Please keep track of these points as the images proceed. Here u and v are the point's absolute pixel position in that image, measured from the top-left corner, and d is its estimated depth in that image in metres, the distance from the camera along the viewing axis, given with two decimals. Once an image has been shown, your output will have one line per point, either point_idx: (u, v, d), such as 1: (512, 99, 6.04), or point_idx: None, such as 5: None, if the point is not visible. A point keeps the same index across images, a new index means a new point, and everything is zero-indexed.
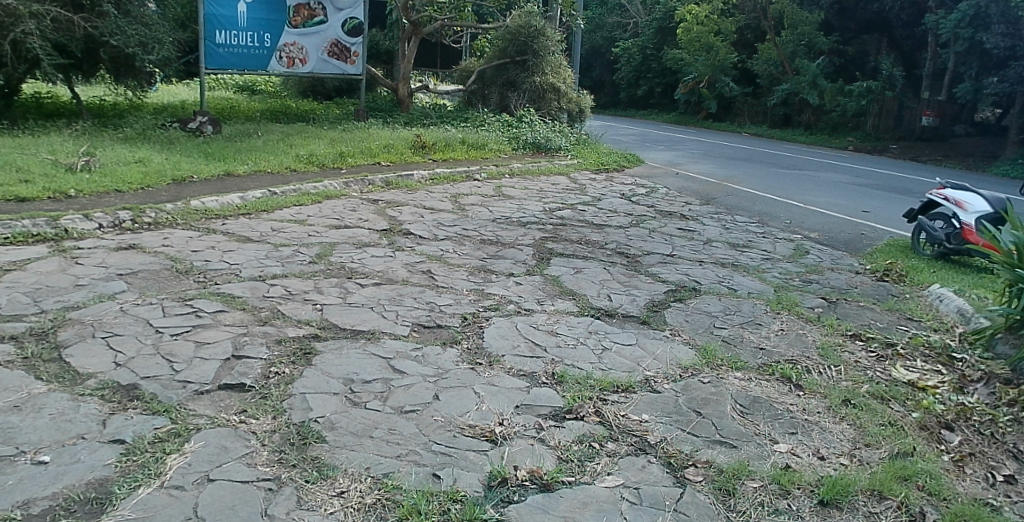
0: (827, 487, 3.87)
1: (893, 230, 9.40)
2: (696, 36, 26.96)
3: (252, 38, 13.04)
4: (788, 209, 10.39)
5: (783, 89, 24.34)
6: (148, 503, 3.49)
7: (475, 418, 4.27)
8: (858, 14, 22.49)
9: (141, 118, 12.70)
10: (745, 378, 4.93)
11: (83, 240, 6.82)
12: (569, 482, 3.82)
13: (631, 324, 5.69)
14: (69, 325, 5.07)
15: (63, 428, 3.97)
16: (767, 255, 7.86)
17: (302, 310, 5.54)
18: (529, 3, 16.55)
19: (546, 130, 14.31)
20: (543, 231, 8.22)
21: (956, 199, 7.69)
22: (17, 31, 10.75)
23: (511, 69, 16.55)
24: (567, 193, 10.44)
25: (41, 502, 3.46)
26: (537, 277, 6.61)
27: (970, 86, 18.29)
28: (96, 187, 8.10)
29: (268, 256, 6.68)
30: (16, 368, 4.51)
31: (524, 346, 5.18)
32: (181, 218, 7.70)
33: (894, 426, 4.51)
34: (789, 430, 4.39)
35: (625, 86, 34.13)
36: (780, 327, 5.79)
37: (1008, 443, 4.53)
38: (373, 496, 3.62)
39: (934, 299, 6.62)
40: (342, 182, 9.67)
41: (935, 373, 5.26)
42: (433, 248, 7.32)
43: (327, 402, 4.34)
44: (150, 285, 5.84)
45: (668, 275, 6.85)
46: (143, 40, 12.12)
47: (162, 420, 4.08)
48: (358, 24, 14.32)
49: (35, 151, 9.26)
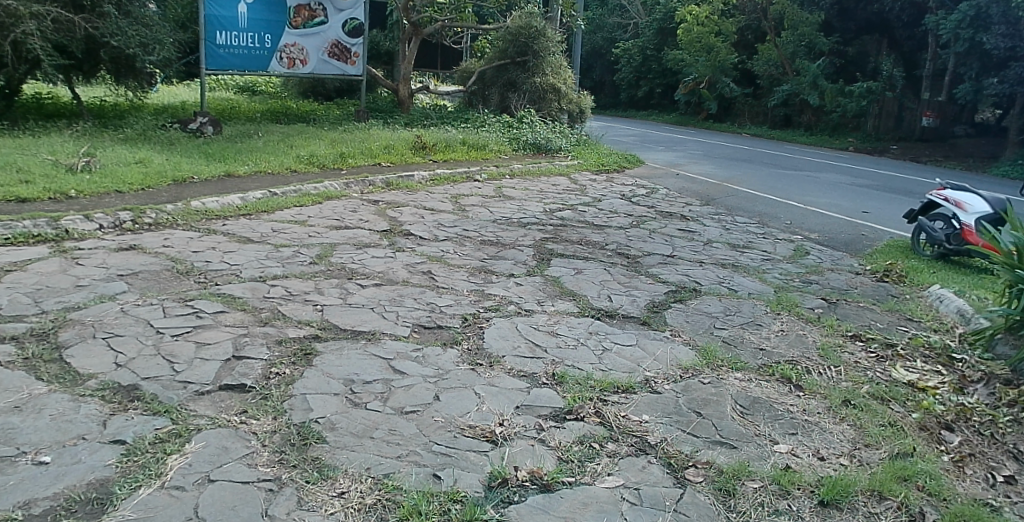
0: (827, 488, 3.87)
1: (893, 230, 9.40)
2: (697, 37, 26.96)
3: (253, 39, 13.05)
4: (789, 210, 10.39)
5: (783, 90, 24.35)
6: (148, 503, 3.49)
7: (476, 419, 4.27)
8: (858, 15, 22.50)
9: (142, 118, 12.72)
10: (745, 379, 4.94)
11: (84, 241, 6.84)
12: (570, 482, 3.82)
13: (631, 325, 5.69)
14: (70, 326, 5.07)
15: (64, 429, 3.98)
16: (767, 255, 7.87)
17: (302, 311, 5.54)
18: (529, 4, 16.55)
19: (547, 131, 14.32)
20: (544, 232, 8.23)
21: (956, 200, 7.70)
22: (17, 31, 10.75)
23: (511, 70, 16.55)
24: (567, 193, 10.45)
25: (42, 503, 3.47)
26: (537, 278, 6.62)
27: (970, 87, 18.30)
28: (97, 188, 8.11)
29: (269, 257, 6.68)
30: (17, 369, 4.51)
31: (524, 346, 5.18)
32: (182, 218, 7.70)
33: (894, 426, 4.52)
34: (789, 430, 4.39)
35: (625, 87, 34.14)
36: (780, 328, 5.79)
37: (1008, 444, 4.53)
38: (374, 497, 3.62)
39: (934, 300, 6.63)
40: (342, 182, 9.69)
41: (935, 374, 5.26)
42: (433, 249, 7.32)
43: (327, 402, 4.34)
44: (150, 286, 5.84)
45: (668, 275, 6.86)
46: (144, 41, 12.12)
47: (163, 421, 4.09)
48: (358, 25, 14.33)
49: (36, 151, 9.27)
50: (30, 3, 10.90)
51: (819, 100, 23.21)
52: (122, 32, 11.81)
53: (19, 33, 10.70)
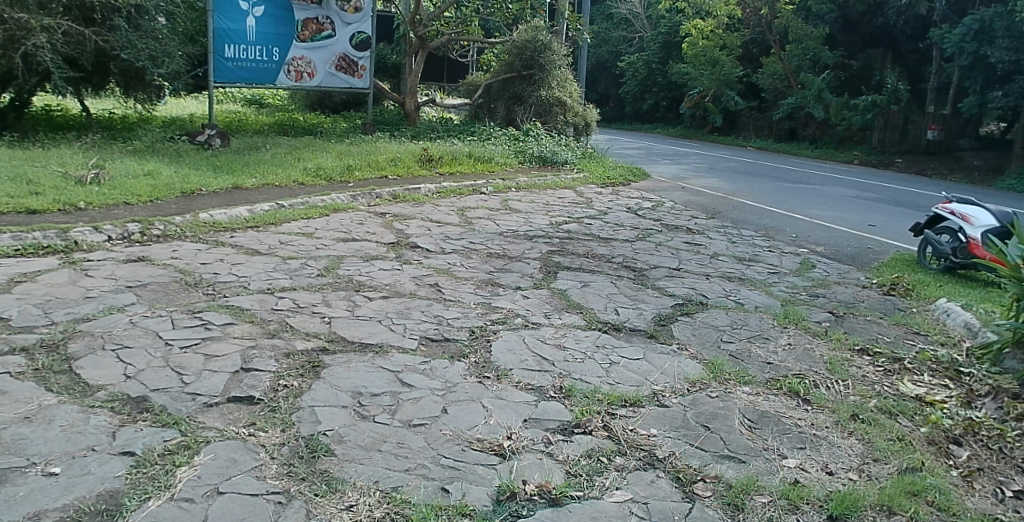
0: (836, 502, 3.88)
1: (899, 244, 9.41)
2: (701, 50, 27.11)
3: (262, 52, 13.07)
4: (795, 223, 10.36)
5: (788, 103, 24.41)
6: (158, 515, 3.51)
7: (484, 432, 4.28)
8: (863, 29, 22.63)
9: (150, 130, 12.78)
10: (753, 393, 4.93)
11: (93, 252, 6.86)
12: (578, 496, 3.82)
13: (638, 338, 5.70)
14: (80, 337, 5.09)
15: (75, 440, 3.99)
16: (773, 269, 7.87)
17: (310, 323, 5.56)
18: (535, 18, 16.65)
19: (553, 145, 14.36)
20: (550, 245, 8.24)
21: (963, 214, 7.71)
22: (29, 44, 10.82)
23: (517, 83, 16.57)
24: (573, 206, 10.48)
25: (52, 514, 3.48)
26: (544, 291, 6.63)
27: (975, 100, 18.27)
28: (106, 199, 8.15)
29: (277, 269, 6.71)
30: (27, 380, 4.53)
31: (532, 360, 5.18)
32: (190, 230, 7.73)
33: (902, 440, 4.51)
34: (798, 445, 4.39)
35: (631, 101, 34.27)
36: (787, 342, 5.79)
37: (1017, 459, 4.49)
38: (382, 510, 3.63)
39: (941, 314, 6.61)
40: (349, 195, 9.71)
41: (942, 388, 5.24)
42: (441, 261, 7.34)
43: (335, 415, 4.35)
44: (160, 298, 5.86)
45: (675, 289, 6.86)
46: (153, 54, 12.18)
47: (172, 433, 4.09)
48: (366, 38, 14.54)
49: (45, 163, 9.30)
50: (41, 15, 10.96)
51: (824, 113, 23.23)
52: (131, 45, 11.89)
53: (30, 45, 10.77)
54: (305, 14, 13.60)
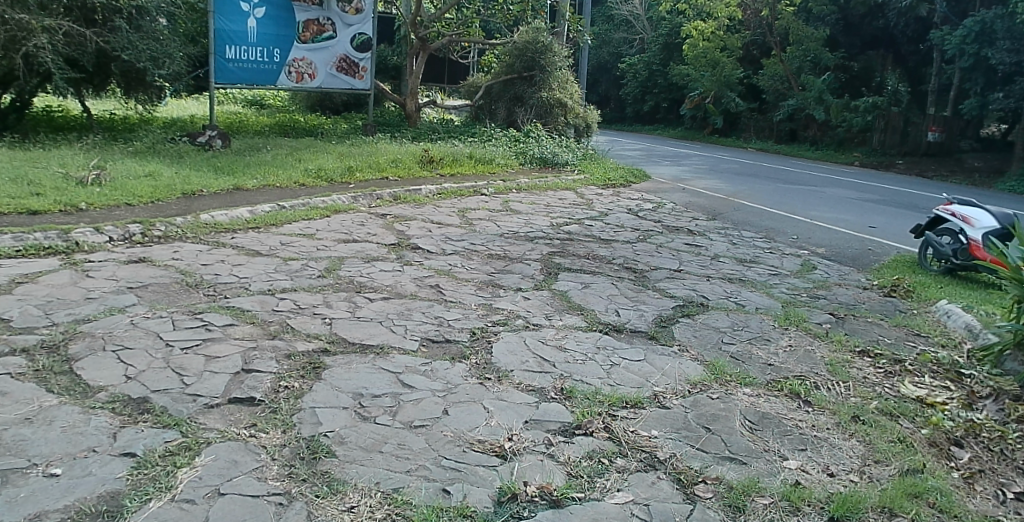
0: (838, 504, 3.87)
1: (900, 245, 9.40)
2: (702, 51, 27.11)
3: (263, 53, 13.07)
4: (796, 224, 10.36)
5: (788, 104, 24.42)
6: (159, 516, 3.51)
7: (485, 433, 4.28)
8: (864, 30, 22.63)
9: (151, 131, 12.79)
10: (754, 394, 4.93)
11: (94, 253, 6.86)
12: (579, 498, 3.81)
13: (639, 339, 5.70)
14: (81, 338, 5.10)
15: (75, 441, 3.99)
16: (774, 270, 7.86)
17: (311, 324, 5.55)
18: (536, 20, 16.64)
19: (554, 146, 14.37)
20: (551, 246, 8.24)
21: (963, 215, 7.71)
22: (29, 45, 10.82)
23: (518, 85, 16.59)
24: (574, 208, 10.47)
25: (53, 515, 3.47)
26: (545, 292, 6.63)
27: (975, 102, 18.27)
28: (107, 200, 8.15)
29: (278, 270, 6.70)
30: (28, 380, 4.53)
31: (533, 361, 5.18)
32: (190, 231, 7.73)
33: (903, 442, 4.51)
34: (799, 446, 4.39)
35: (632, 102, 34.28)
36: (788, 343, 5.79)
37: (1018, 461, 4.49)
38: (383, 512, 3.63)
39: (941, 315, 6.62)
40: (350, 196, 9.71)
41: (943, 390, 5.24)
42: (442, 263, 7.34)
43: (336, 416, 4.35)
44: (160, 299, 5.86)
45: (675, 290, 6.86)
46: (154, 55, 12.17)
47: (173, 434, 4.09)
48: (367, 39, 14.54)
49: (47, 164, 9.31)
50: (42, 16, 10.97)
51: (824, 114, 23.24)
52: (132, 46, 11.90)
53: (31, 46, 10.78)
54: (306, 15, 13.60)
